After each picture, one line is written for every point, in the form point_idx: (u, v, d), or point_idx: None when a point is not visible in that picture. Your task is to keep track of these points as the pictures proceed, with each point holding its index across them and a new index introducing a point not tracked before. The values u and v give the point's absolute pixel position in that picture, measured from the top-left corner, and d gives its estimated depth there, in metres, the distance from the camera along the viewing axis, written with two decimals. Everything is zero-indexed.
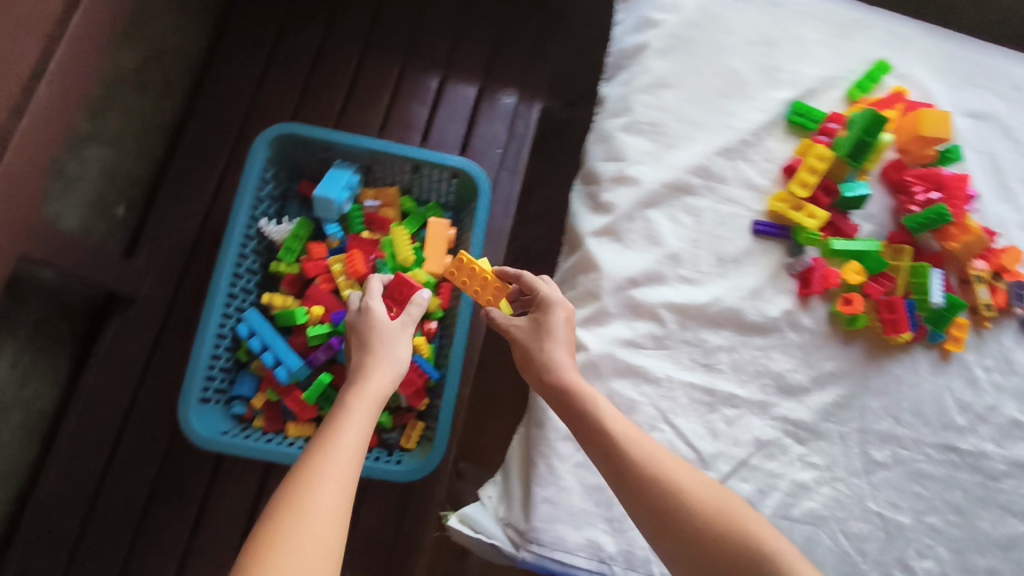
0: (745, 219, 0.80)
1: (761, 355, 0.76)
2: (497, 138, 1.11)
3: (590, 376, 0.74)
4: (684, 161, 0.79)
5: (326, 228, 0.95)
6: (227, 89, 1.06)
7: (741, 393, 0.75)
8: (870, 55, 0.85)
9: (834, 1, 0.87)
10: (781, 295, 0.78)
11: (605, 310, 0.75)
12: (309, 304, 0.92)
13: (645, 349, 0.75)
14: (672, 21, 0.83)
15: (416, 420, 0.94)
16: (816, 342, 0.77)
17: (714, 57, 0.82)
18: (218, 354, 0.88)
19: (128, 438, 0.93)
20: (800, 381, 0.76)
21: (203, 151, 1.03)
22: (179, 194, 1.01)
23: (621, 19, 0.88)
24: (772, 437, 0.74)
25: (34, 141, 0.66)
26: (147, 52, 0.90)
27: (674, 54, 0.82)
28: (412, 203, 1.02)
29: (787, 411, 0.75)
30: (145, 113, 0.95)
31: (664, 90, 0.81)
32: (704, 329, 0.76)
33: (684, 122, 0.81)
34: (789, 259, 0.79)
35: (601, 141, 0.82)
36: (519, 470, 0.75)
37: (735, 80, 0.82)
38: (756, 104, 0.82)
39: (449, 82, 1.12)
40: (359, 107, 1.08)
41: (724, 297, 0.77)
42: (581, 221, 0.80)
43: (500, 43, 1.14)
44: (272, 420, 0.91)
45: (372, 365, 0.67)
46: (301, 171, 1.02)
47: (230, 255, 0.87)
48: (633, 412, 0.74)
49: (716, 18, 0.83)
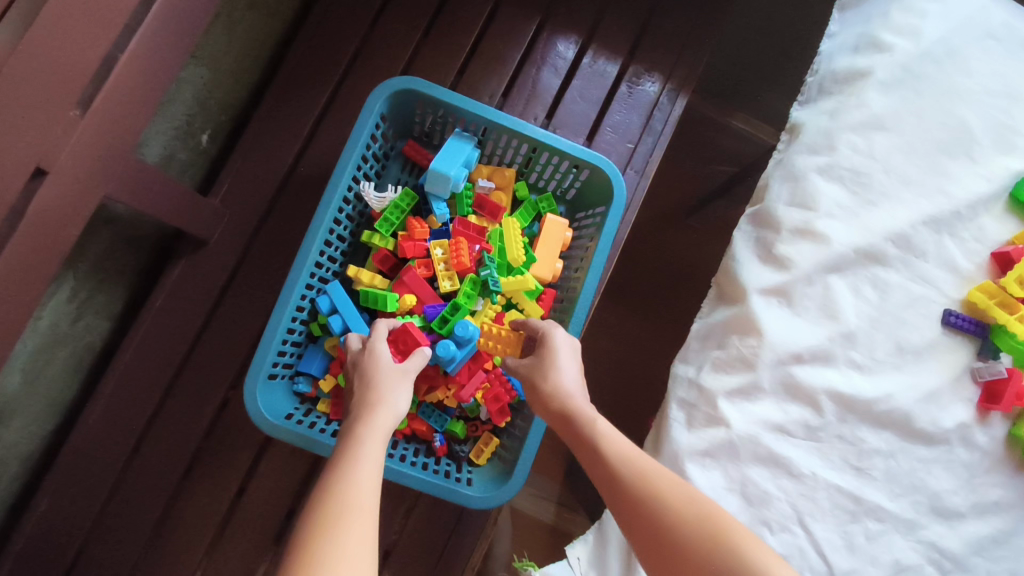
0: (936, 306, 0.67)
1: (921, 469, 0.65)
2: (630, 130, 0.96)
3: (724, 457, 0.63)
4: (883, 225, 0.67)
5: (433, 205, 0.82)
6: (338, 14, 0.91)
7: (889, 507, 0.64)
8: None
9: None
10: (959, 403, 0.66)
11: (759, 382, 0.64)
12: (401, 290, 0.81)
13: (794, 437, 0.64)
14: (903, 54, 0.69)
15: (491, 435, 0.84)
16: (985, 465, 0.65)
17: (945, 105, 0.69)
18: (293, 327, 0.78)
19: (177, 392, 0.84)
20: (956, 506, 0.64)
21: (301, 82, 0.89)
22: (269, 128, 0.88)
23: (834, 33, 0.76)
24: (913, 563, 0.63)
25: (145, 63, 0.55)
26: None
27: (898, 90, 0.69)
28: (526, 190, 0.89)
29: (934, 537, 0.64)
30: (250, 32, 0.82)
31: (878, 132, 0.68)
32: (864, 427, 0.65)
33: (895, 176, 0.68)
34: (978, 363, 0.66)
35: (789, 179, 0.70)
36: (619, 543, 0.65)
37: (963, 136, 0.69)
38: (980, 169, 0.69)
39: (588, 54, 0.96)
40: (483, 65, 0.94)
41: (896, 395, 0.65)
42: (744, 272, 0.69)
43: (654, 19, 0.98)
44: (339, 408, 0.81)
45: (378, 390, 0.60)
46: (412, 130, 0.89)
47: (325, 220, 0.76)
48: (765, 506, 0.62)
49: (955, 60, 0.70)
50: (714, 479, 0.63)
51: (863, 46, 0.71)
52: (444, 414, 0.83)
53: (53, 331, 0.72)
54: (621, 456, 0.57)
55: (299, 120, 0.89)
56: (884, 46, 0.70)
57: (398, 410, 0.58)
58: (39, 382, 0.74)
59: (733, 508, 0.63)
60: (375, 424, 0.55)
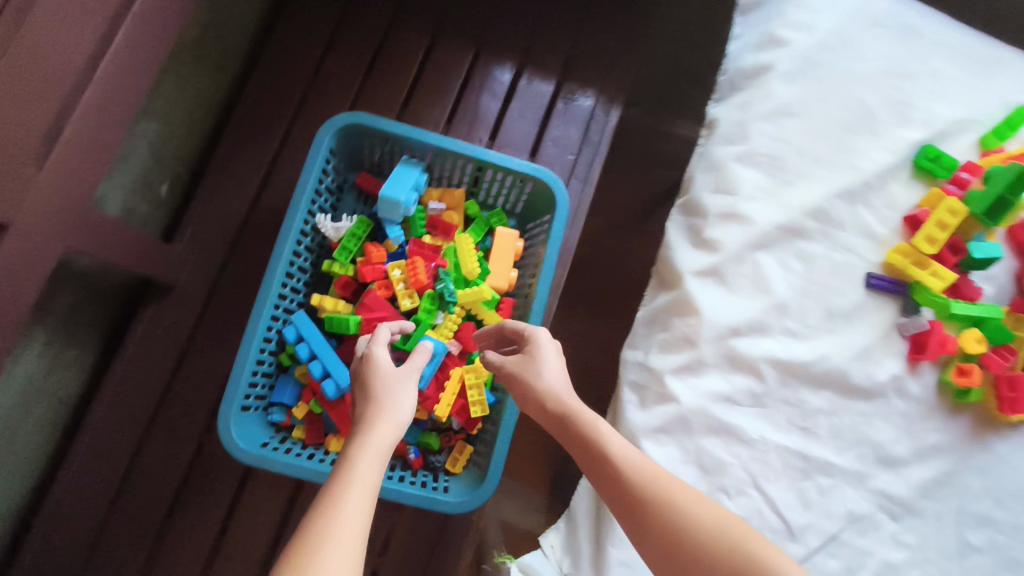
0: (859, 271, 0.72)
1: (863, 422, 0.69)
2: (570, 143, 1.02)
3: (678, 431, 0.67)
4: (802, 202, 0.72)
5: (387, 230, 0.87)
6: (283, 63, 0.97)
7: (838, 461, 0.68)
8: (1007, 98, 0.77)
9: (976, 36, 0.79)
10: (890, 357, 0.71)
11: (703, 357, 0.68)
12: (365, 312, 0.83)
13: (741, 405, 0.68)
14: (801, 43, 0.75)
15: (465, 443, 0.87)
16: (922, 412, 0.70)
17: (847, 87, 0.75)
18: (263, 358, 0.81)
19: (155, 435, 0.86)
20: (901, 453, 0.69)
21: (254, 129, 0.94)
22: (226, 175, 0.92)
23: (738, 33, 0.81)
24: (866, 511, 0.68)
25: (95, 122, 0.59)
26: (210, 20, 0.82)
27: (801, 78, 0.74)
28: (477, 207, 0.93)
29: (883, 484, 0.68)
30: (200, 87, 0.87)
31: (788, 118, 0.74)
32: (804, 389, 0.69)
33: (807, 157, 0.73)
34: (903, 319, 0.71)
35: (710, 168, 0.75)
36: (588, 524, 0.68)
37: (865, 113, 0.75)
38: (884, 143, 0.75)
39: (524, 76, 1.03)
40: (425, 95, 0.99)
41: (831, 355, 0.69)
42: (678, 258, 0.73)
43: (581, 38, 1.05)
44: (313, 432, 0.83)
45: (381, 395, 0.56)
46: (361, 162, 0.93)
47: (285, 253, 0.79)
48: (721, 473, 0.67)
49: (847, 44, 0.76)
50: (670, 453, 0.67)
51: (763, 41, 0.76)
52: (416, 427, 0.86)
53: (27, 387, 0.72)
54: (630, 457, 0.56)
55: (255, 162, 0.93)
56: (782, 39, 0.75)
57: (399, 419, 0.54)
58: (17, 438, 0.73)
59: (691, 478, 0.67)
60: (374, 437, 0.51)
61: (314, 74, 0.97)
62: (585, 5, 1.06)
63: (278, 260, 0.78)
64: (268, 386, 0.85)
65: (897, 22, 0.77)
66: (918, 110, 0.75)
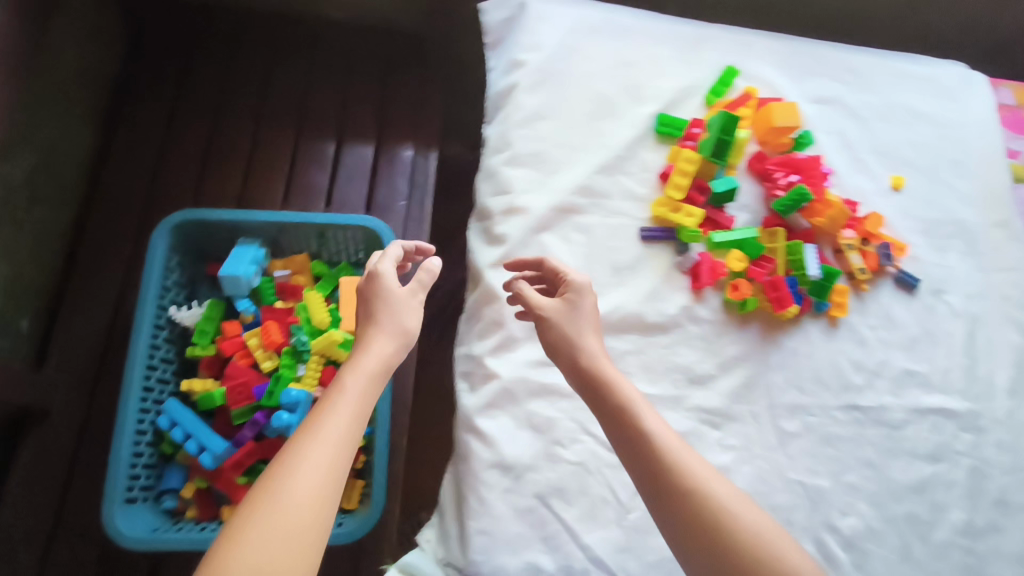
0: (631, 228, 0.84)
1: (667, 351, 0.79)
2: (399, 192, 1.13)
3: (506, 403, 0.75)
4: (569, 184, 0.85)
5: (238, 305, 0.95)
6: (123, 190, 1.08)
7: (653, 391, 0.77)
8: (715, 64, 0.93)
9: (678, 21, 0.95)
10: (677, 292, 0.82)
11: (516, 332, 0.77)
12: (230, 383, 0.91)
13: (559, 363, 0.77)
14: (534, 59, 0.89)
15: (355, 479, 0.92)
16: (715, 331, 0.81)
17: (580, 86, 0.89)
18: (140, 450, 0.86)
19: (55, 557, 0.88)
20: (707, 370, 0.79)
21: (106, 249, 1.04)
22: (87, 298, 1.00)
23: (492, 64, 0.92)
24: (689, 427, 0.76)
25: None
26: (37, 162, 0.91)
27: (542, 88, 0.88)
28: (322, 265, 1.02)
29: (699, 401, 0.77)
30: (42, 223, 0.95)
31: (540, 122, 0.87)
32: (609, 337, 0.78)
33: (561, 148, 0.87)
34: (677, 259, 0.83)
35: (488, 177, 0.86)
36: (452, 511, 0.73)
37: (601, 103, 0.89)
38: (625, 122, 0.89)
39: (345, 145, 1.15)
40: (259, 184, 1.10)
41: (624, 303, 0.80)
42: (478, 256, 0.83)
43: (387, 100, 1.18)
44: (205, 508, 0.88)
45: (368, 335, 0.61)
46: (206, 253, 1.01)
47: (141, 347, 0.85)
48: (553, 428, 0.74)
49: (574, 49, 0.90)
50: (503, 424, 0.74)
51: (506, 63, 0.90)
52: None
53: None
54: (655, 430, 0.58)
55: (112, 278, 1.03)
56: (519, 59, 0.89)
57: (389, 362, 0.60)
58: None
59: (527, 440, 0.73)
60: (362, 371, 0.57)
61: (153, 189, 1.09)
62: (384, 72, 1.20)
63: (134, 355, 0.84)
64: (155, 476, 0.90)
65: (609, 21, 0.92)
66: (647, 89, 0.90)
